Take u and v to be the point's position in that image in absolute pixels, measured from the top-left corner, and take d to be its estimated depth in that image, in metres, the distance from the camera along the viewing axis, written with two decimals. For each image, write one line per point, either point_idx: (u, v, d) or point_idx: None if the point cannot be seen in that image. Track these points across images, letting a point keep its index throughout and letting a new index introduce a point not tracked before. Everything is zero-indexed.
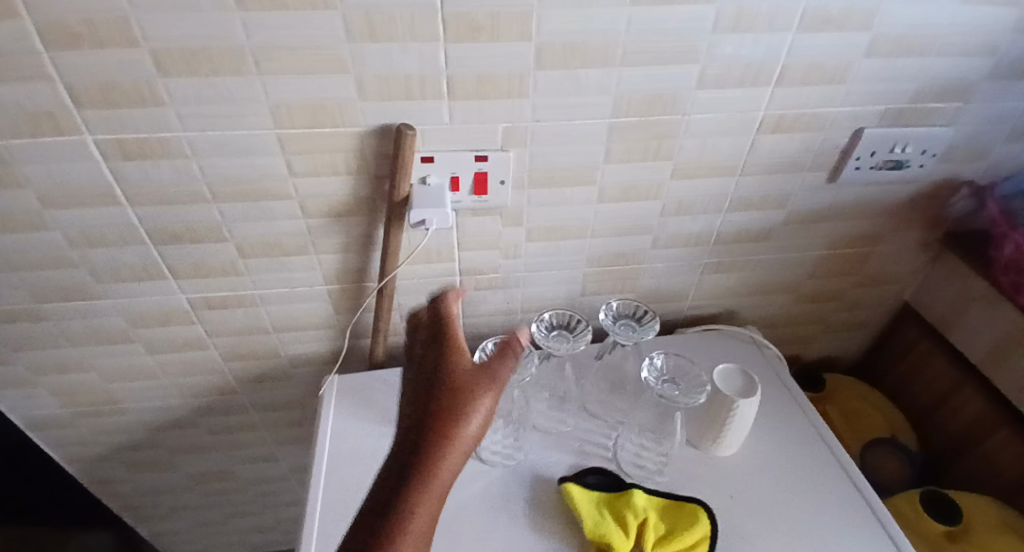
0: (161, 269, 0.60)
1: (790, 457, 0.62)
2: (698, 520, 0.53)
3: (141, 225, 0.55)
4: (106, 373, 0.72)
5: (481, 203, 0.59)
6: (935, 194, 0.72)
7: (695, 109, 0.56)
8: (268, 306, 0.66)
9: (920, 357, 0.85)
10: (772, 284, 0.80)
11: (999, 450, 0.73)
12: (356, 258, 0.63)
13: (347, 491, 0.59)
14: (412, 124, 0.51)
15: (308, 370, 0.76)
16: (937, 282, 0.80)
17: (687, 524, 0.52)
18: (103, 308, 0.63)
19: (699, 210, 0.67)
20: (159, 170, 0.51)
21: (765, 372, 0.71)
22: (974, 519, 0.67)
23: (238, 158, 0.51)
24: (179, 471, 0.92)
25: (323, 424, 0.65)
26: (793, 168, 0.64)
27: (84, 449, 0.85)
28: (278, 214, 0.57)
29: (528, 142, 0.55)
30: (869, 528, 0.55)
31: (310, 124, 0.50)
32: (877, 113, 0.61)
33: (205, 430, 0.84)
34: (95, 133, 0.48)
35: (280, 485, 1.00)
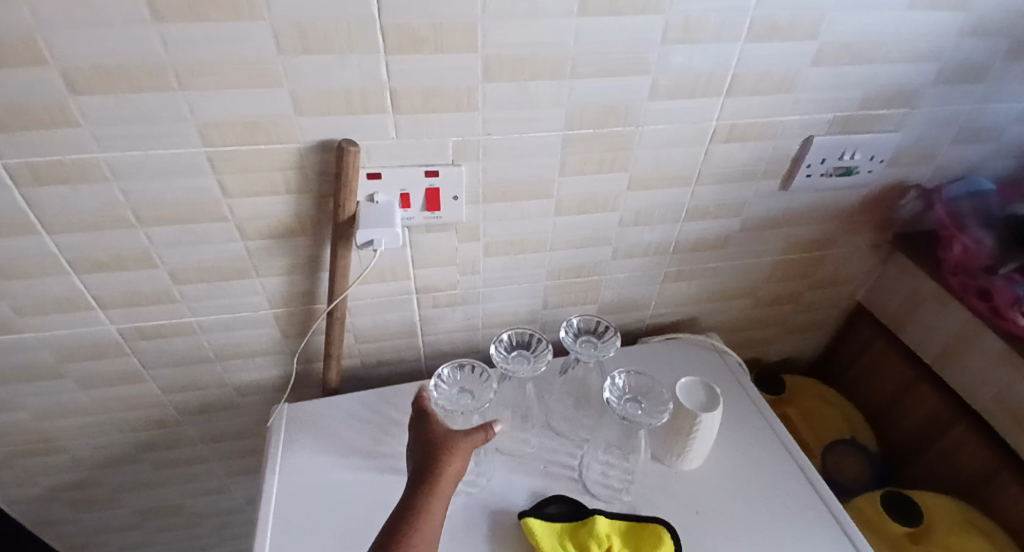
0: (86, 300, 0.55)
1: (756, 467, 0.61)
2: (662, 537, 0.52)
3: (61, 254, 0.51)
4: (30, 413, 0.66)
5: (435, 219, 0.57)
6: (883, 198, 0.74)
7: (648, 120, 0.55)
8: (210, 333, 0.62)
9: (875, 356, 0.87)
10: (732, 290, 0.81)
11: (955, 446, 0.75)
12: (303, 280, 0.60)
13: (300, 529, 0.55)
14: (355, 139, 0.49)
15: (258, 398, 0.72)
16: (888, 282, 0.82)
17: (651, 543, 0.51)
18: (23, 345, 0.58)
19: (658, 221, 0.67)
20: (77, 195, 0.47)
21: (727, 381, 0.71)
22: (935, 518, 0.68)
23: (167, 180, 0.48)
24: (121, 511, 0.86)
25: (273, 457, 0.61)
26: (748, 177, 0.65)
27: (11, 494, 0.77)
28: (215, 238, 0.53)
29: (480, 156, 0.53)
30: (835, 536, 0.55)
31: (244, 141, 0.47)
32: (826, 121, 0.61)
33: (148, 466, 0.79)
34: (2, 158, 0.43)
35: (235, 518, 0.94)
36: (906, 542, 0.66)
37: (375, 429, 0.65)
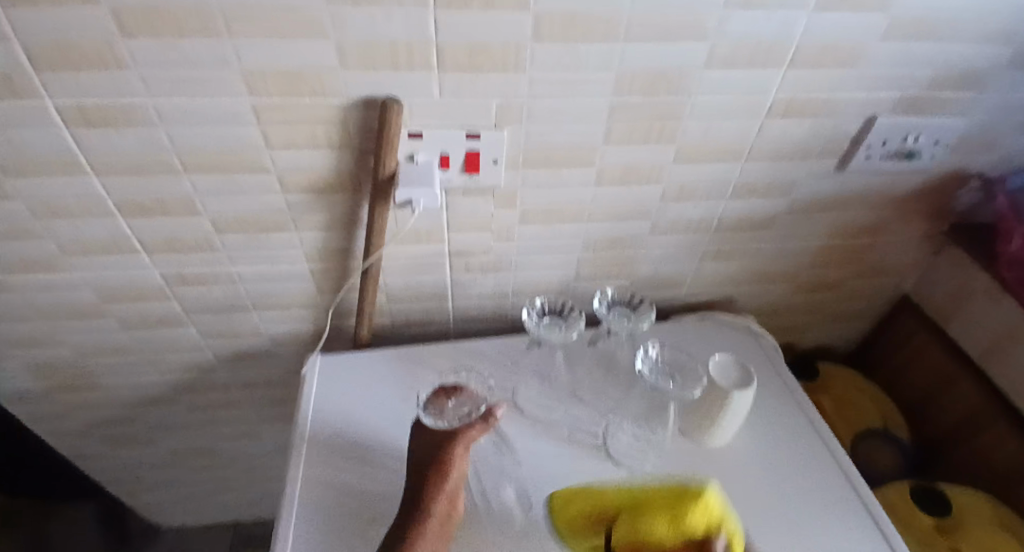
0: (131, 243, 0.57)
1: (788, 452, 0.61)
2: (706, 488, 0.49)
3: (109, 196, 0.52)
4: (78, 348, 0.69)
5: (474, 182, 0.56)
6: (944, 186, 0.70)
7: (701, 89, 0.52)
8: (248, 283, 0.64)
9: (916, 349, 0.84)
10: (771, 273, 0.78)
11: (991, 445, 0.73)
12: (339, 236, 0.60)
13: (330, 475, 0.57)
14: (399, 95, 0.48)
15: (290, 349, 0.74)
16: (938, 275, 0.79)
17: (694, 497, 0.48)
18: (73, 283, 0.60)
19: (702, 196, 0.64)
20: (125, 139, 0.47)
21: (762, 365, 0.70)
22: (967, 514, 0.67)
23: (212, 128, 0.48)
24: (159, 447, 0.91)
25: (307, 405, 0.64)
26: (800, 155, 0.62)
27: (60, 423, 0.82)
28: (256, 189, 0.54)
29: (523, 119, 0.52)
30: (859, 520, 0.55)
31: (288, 93, 0.46)
32: (892, 100, 0.57)
33: (185, 407, 0.82)
34: (56, 98, 0.44)
35: (264, 462, 0.98)
36: (935, 538, 0.65)
37: (404, 387, 0.67)
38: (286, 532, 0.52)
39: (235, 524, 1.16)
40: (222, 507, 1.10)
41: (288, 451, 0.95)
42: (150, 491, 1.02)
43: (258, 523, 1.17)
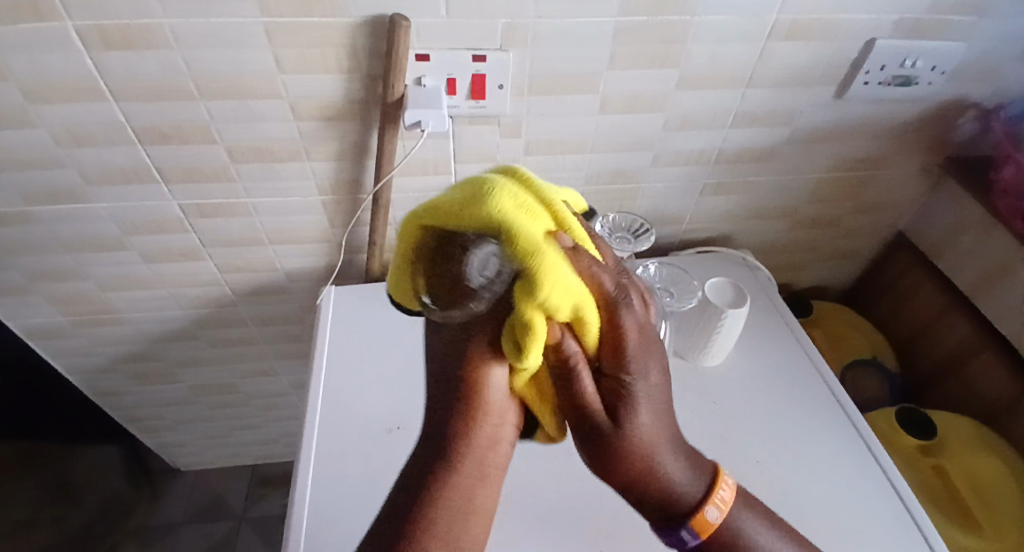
0: (152, 172, 0.59)
1: (776, 372, 0.67)
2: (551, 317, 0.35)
3: (128, 123, 0.54)
4: (102, 282, 0.73)
5: (480, 109, 0.57)
6: (942, 116, 0.70)
7: (705, 10, 0.53)
8: (263, 216, 0.66)
9: (908, 284, 0.86)
10: (770, 208, 0.80)
11: (979, 373, 0.76)
12: (350, 167, 0.62)
13: (349, 393, 0.62)
14: (407, 15, 0.48)
15: (305, 284, 0.77)
16: (933, 210, 0.80)
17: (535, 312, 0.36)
18: (97, 213, 0.63)
19: (705, 126, 0.66)
20: (143, 62, 0.49)
21: (755, 294, 0.76)
22: (950, 434, 0.70)
23: (227, 52, 0.49)
24: (181, 384, 0.95)
25: (323, 332, 0.67)
26: (801, 82, 0.62)
27: (87, 359, 0.86)
28: (269, 116, 0.55)
29: (529, 42, 0.53)
30: (845, 435, 0.61)
31: (299, 13, 0.47)
32: (892, 24, 0.58)
33: (205, 343, 0.86)
34: (75, 19, 0.45)
35: (281, 400, 1.03)
36: (918, 455, 0.69)
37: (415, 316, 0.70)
38: (313, 443, 0.57)
39: (255, 461, 1.23)
40: (243, 445, 1.16)
41: (304, 389, 1.00)
42: (174, 429, 1.08)
43: (276, 461, 1.24)
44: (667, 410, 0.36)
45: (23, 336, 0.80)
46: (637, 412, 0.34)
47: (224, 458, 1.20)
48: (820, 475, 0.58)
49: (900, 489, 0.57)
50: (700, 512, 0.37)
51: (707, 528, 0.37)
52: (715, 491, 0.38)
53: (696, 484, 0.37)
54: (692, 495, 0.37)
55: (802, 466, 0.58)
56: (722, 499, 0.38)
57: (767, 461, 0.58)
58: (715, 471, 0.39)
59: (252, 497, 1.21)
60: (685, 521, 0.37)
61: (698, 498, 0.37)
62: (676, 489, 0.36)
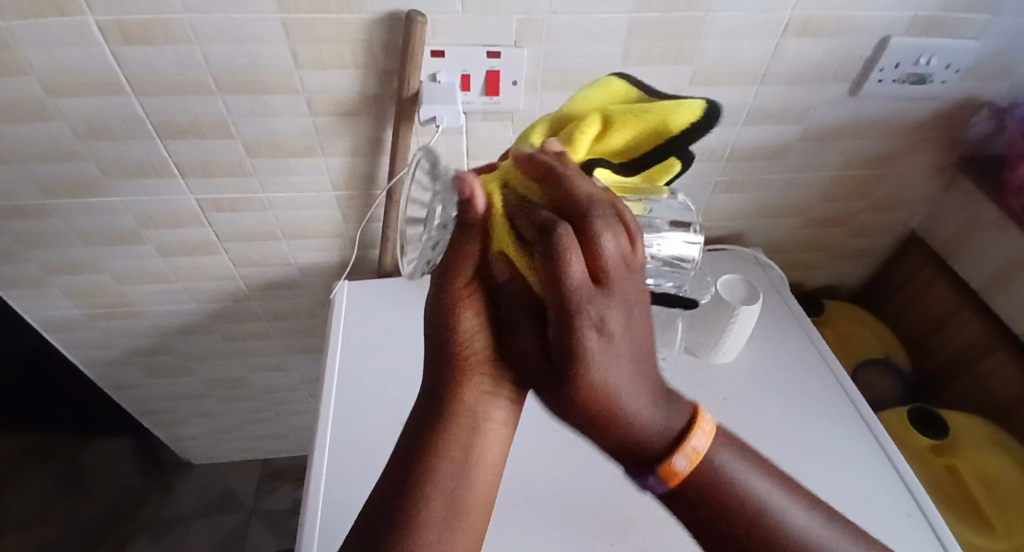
0: (170, 166, 0.60)
1: (788, 368, 0.67)
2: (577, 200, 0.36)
3: (148, 117, 0.55)
4: (119, 275, 0.74)
5: (494, 105, 0.58)
6: (957, 114, 0.70)
7: (720, 6, 0.53)
8: (278, 211, 0.67)
9: (920, 284, 0.86)
10: (782, 206, 0.80)
11: (992, 372, 0.75)
12: (364, 162, 0.62)
13: (362, 386, 0.62)
14: (423, 11, 0.49)
15: (317, 278, 0.78)
16: (946, 208, 0.80)
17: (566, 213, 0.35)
18: (115, 207, 0.64)
19: (716, 123, 0.66)
20: (162, 56, 0.49)
21: (767, 291, 0.76)
22: (963, 434, 0.70)
23: (244, 46, 0.50)
24: (194, 377, 0.96)
25: (336, 326, 0.68)
26: (815, 78, 0.62)
27: (102, 352, 0.88)
28: (285, 111, 0.56)
29: (543, 38, 0.53)
30: (858, 431, 0.61)
31: (316, 9, 0.48)
32: (907, 20, 0.58)
33: (218, 337, 0.87)
34: (96, 13, 0.45)
35: (292, 394, 1.04)
36: (930, 455, 0.69)
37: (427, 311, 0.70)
38: (327, 434, 0.58)
39: (265, 455, 1.24)
40: (254, 438, 1.17)
41: (315, 383, 1.01)
42: (186, 422, 1.09)
43: (286, 454, 1.25)
44: (632, 351, 0.29)
45: (40, 328, 0.81)
46: (591, 364, 0.27)
47: (234, 451, 1.21)
48: (833, 471, 0.58)
49: (911, 486, 0.57)
50: (669, 457, 0.30)
51: (678, 475, 0.31)
52: (691, 434, 0.31)
53: (668, 424, 0.30)
54: (663, 437, 0.30)
55: (813, 462, 0.58)
56: (694, 444, 0.31)
57: (779, 457, 0.58)
58: (693, 413, 0.32)
59: (263, 490, 1.22)
60: (651, 468, 0.30)
61: (669, 441, 0.30)
62: (641, 435, 0.29)
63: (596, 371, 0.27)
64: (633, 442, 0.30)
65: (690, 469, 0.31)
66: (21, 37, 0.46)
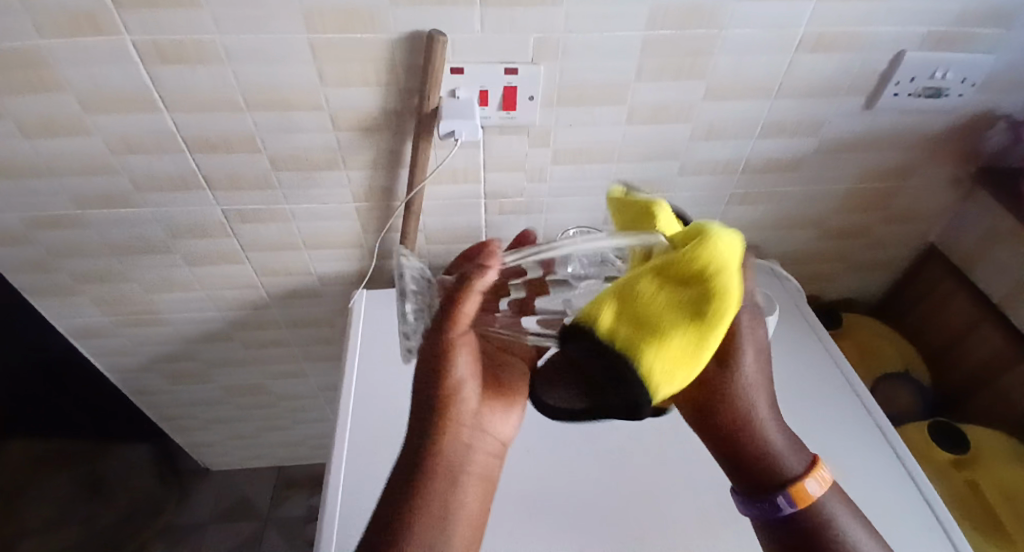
0: (198, 179, 0.62)
1: (803, 379, 0.67)
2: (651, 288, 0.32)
3: (178, 132, 0.57)
4: (145, 283, 0.76)
5: (511, 119, 0.59)
6: (974, 127, 0.69)
7: (733, 23, 0.54)
8: (300, 222, 0.69)
9: (939, 297, 0.85)
10: (797, 219, 0.80)
11: (1012, 387, 0.74)
12: (384, 175, 0.64)
13: (380, 392, 0.64)
14: (444, 31, 0.51)
15: (336, 288, 0.80)
16: (966, 220, 0.79)
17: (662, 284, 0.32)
18: (144, 218, 0.66)
19: (730, 136, 0.66)
20: (195, 75, 0.52)
21: (782, 301, 0.76)
22: (984, 449, 0.69)
23: (272, 66, 0.52)
24: (215, 384, 0.98)
25: (353, 334, 0.69)
26: (829, 92, 0.63)
27: (127, 358, 0.90)
28: (309, 126, 0.58)
29: (559, 55, 0.55)
30: (874, 443, 0.61)
31: (341, 29, 0.50)
32: (922, 35, 0.58)
33: (239, 344, 0.89)
34: (133, 34, 0.48)
35: (309, 402, 1.06)
36: (950, 469, 0.68)
37: None
38: (344, 441, 0.59)
39: (281, 462, 1.26)
40: (271, 446, 1.19)
41: (331, 390, 1.03)
42: (205, 428, 1.11)
43: (302, 462, 1.27)
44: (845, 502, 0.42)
45: (68, 335, 0.84)
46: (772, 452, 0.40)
47: (251, 458, 1.23)
48: (849, 482, 0.57)
49: (929, 500, 0.56)
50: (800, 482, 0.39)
51: (805, 499, 0.39)
52: (808, 472, 0.40)
53: (792, 461, 0.40)
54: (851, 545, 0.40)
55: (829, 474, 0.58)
56: (821, 473, 0.40)
57: None
58: (810, 462, 0.41)
59: (279, 497, 1.23)
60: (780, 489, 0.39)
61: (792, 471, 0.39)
62: (768, 454, 0.39)
63: (742, 404, 0.39)
64: (764, 472, 0.39)
65: (820, 494, 0.40)
66: (63, 57, 0.49)
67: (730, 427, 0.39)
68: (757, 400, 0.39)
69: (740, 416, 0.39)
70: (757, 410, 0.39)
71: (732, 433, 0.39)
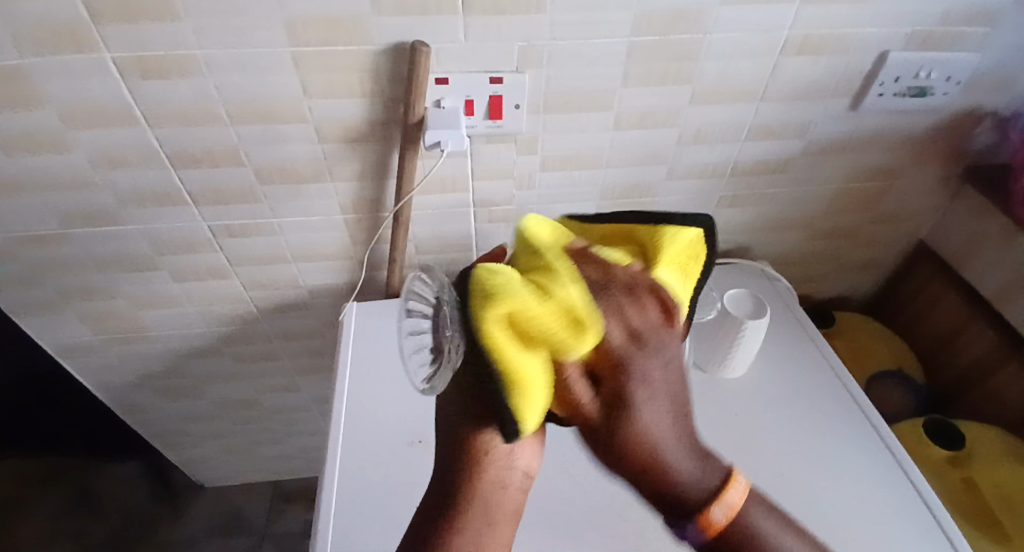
0: (182, 194, 0.62)
1: (798, 381, 0.67)
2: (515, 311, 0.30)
3: (162, 147, 0.56)
4: (132, 299, 0.75)
5: (497, 127, 0.59)
6: (960, 125, 0.70)
7: (717, 27, 0.54)
8: (288, 235, 0.68)
9: (931, 295, 0.85)
10: (787, 220, 0.80)
11: (1006, 383, 0.74)
12: (371, 187, 0.64)
13: (372, 405, 0.63)
14: (428, 41, 0.50)
15: (326, 300, 0.79)
16: (954, 218, 0.79)
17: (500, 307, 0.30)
18: (129, 234, 0.65)
19: (718, 140, 0.66)
20: (177, 90, 0.51)
21: (775, 303, 0.76)
22: (981, 448, 0.68)
23: (255, 79, 0.51)
24: (206, 399, 0.97)
25: (344, 346, 0.69)
26: (815, 93, 0.63)
27: (116, 375, 0.89)
28: (294, 139, 0.57)
29: (545, 63, 0.54)
30: (870, 443, 0.61)
31: (324, 41, 0.49)
32: (906, 35, 0.58)
33: (229, 359, 0.88)
34: (114, 50, 0.48)
35: (302, 415, 1.05)
36: (946, 467, 0.68)
37: None
38: (336, 456, 0.58)
39: (275, 476, 1.24)
40: (265, 460, 1.17)
41: (324, 403, 1.01)
42: (198, 444, 1.10)
43: (296, 475, 1.25)
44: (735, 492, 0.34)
45: (56, 353, 0.83)
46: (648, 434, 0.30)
47: (245, 473, 1.21)
48: (846, 484, 0.57)
49: (926, 499, 0.56)
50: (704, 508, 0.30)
51: (710, 524, 0.30)
52: (724, 485, 0.30)
53: (695, 478, 0.30)
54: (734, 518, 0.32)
55: (826, 476, 0.58)
56: (728, 492, 0.30)
57: (791, 471, 0.58)
58: (726, 473, 0.31)
59: (273, 512, 1.22)
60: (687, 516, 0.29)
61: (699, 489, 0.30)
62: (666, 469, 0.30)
63: (643, 444, 0.30)
64: (664, 501, 0.30)
65: (725, 520, 0.30)
66: (42, 74, 0.48)
67: (631, 467, 0.30)
68: (649, 415, 0.30)
69: (641, 449, 0.29)
70: (652, 427, 0.30)
71: (638, 473, 0.30)
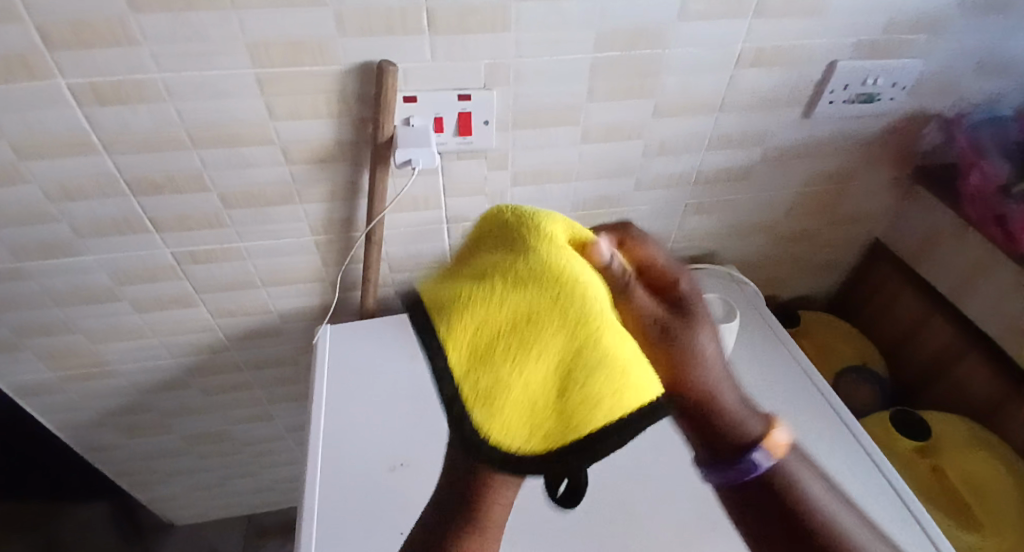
0: (144, 222, 0.60)
1: (774, 383, 0.68)
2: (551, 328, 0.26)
3: (121, 174, 0.55)
4: (92, 334, 0.72)
5: (467, 144, 0.59)
6: (907, 128, 0.74)
7: (675, 43, 0.56)
8: (256, 259, 0.67)
9: (889, 291, 0.89)
10: (751, 225, 0.83)
11: (964, 372, 0.78)
12: (342, 207, 0.63)
13: (350, 429, 0.61)
14: (394, 61, 0.51)
15: (299, 324, 0.77)
16: (906, 217, 0.83)
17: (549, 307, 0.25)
18: (89, 266, 0.63)
19: (681, 150, 0.68)
20: (138, 116, 0.50)
21: (743, 306, 0.78)
22: (945, 436, 0.71)
23: (217, 101, 0.50)
24: (173, 434, 0.93)
25: (318, 370, 0.67)
26: (771, 103, 0.66)
27: (74, 415, 0.84)
28: (262, 162, 0.57)
29: (511, 81, 0.55)
30: (843, 438, 0.62)
31: (289, 63, 0.49)
32: (851, 46, 0.62)
33: (198, 391, 0.85)
34: (68, 76, 0.46)
35: (276, 445, 1.01)
36: (916, 457, 0.70)
37: (411, 349, 0.70)
38: (314, 484, 0.56)
39: (248, 512, 1.19)
40: (238, 495, 1.12)
41: (300, 431, 0.98)
42: (166, 482, 1.04)
43: (271, 509, 1.20)
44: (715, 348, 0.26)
45: (9, 394, 0.78)
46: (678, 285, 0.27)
47: (216, 510, 1.16)
48: None
49: (900, 491, 0.58)
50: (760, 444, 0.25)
51: (779, 447, 0.25)
52: (767, 430, 0.25)
53: (744, 416, 0.25)
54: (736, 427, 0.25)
55: None
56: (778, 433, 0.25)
57: None
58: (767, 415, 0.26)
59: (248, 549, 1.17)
60: (736, 460, 0.25)
61: (749, 430, 0.25)
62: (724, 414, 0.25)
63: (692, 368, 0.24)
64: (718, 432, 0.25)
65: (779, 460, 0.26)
66: None
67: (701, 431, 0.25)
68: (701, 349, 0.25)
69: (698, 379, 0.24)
70: (705, 356, 0.24)
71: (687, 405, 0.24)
